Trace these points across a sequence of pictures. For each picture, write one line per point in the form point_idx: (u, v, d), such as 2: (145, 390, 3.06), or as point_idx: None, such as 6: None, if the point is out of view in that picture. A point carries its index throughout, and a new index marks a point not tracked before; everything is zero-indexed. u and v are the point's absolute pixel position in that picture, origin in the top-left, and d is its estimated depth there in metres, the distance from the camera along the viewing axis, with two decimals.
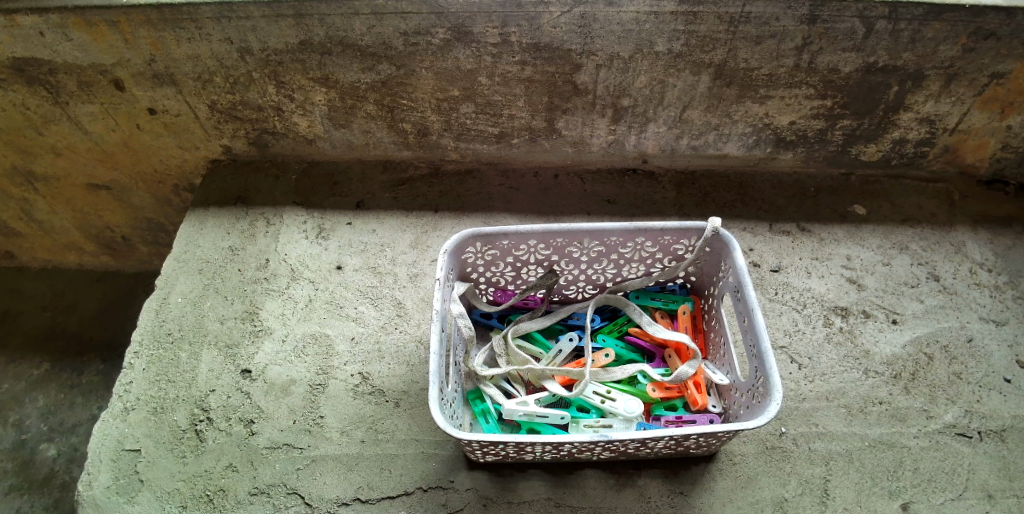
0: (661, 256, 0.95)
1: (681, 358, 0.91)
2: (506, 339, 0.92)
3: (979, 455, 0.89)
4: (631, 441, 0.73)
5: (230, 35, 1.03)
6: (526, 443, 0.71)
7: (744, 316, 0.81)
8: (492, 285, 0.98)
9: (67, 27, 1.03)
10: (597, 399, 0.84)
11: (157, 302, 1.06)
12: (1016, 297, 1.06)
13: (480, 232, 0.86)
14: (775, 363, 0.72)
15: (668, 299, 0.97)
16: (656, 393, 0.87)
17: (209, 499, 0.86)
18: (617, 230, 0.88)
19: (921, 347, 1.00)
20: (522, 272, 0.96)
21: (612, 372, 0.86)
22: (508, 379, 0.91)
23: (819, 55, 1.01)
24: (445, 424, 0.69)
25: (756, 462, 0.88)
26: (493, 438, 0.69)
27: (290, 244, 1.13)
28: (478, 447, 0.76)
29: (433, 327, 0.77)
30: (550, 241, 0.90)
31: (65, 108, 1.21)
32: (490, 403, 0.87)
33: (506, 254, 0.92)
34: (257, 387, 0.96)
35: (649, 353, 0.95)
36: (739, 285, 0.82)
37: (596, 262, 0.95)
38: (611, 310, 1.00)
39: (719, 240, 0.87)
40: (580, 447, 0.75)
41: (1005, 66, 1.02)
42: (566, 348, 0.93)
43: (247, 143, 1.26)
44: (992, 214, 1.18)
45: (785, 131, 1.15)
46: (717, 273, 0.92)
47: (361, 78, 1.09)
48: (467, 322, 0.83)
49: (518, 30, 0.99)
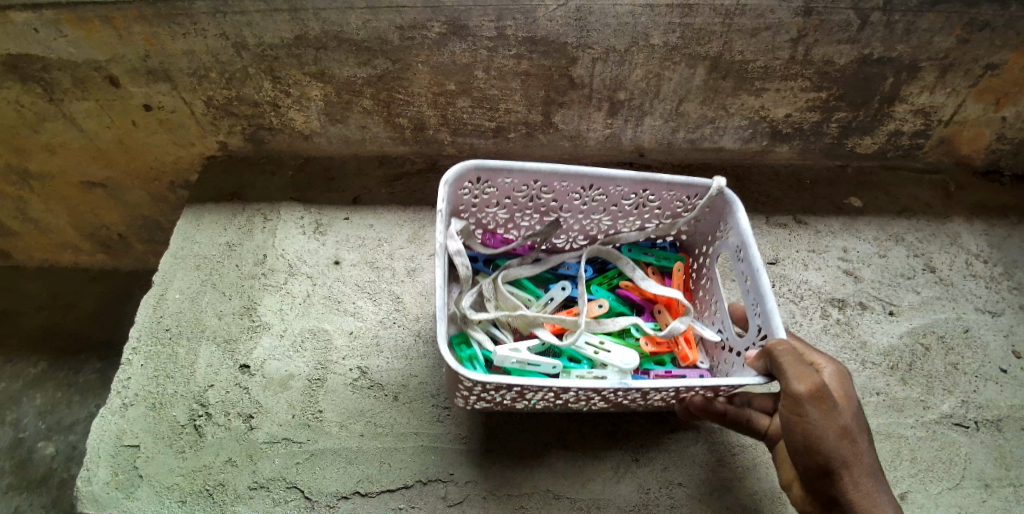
0: (660, 213, 0.95)
1: (671, 313, 0.93)
2: (495, 285, 0.91)
3: (976, 444, 0.90)
4: (633, 390, 0.72)
5: (226, 31, 1.03)
6: (531, 387, 0.70)
7: (745, 276, 0.82)
8: (483, 227, 0.97)
9: (62, 24, 1.02)
10: (591, 349, 0.85)
11: (155, 297, 1.06)
12: (1011, 287, 1.07)
13: (487, 166, 0.85)
14: (782, 324, 0.72)
15: (661, 255, 0.98)
16: (648, 347, 0.89)
17: (208, 494, 0.87)
18: (624, 180, 0.88)
19: (917, 337, 1.01)
20: (517, 217, 0.96)
21: (605, 324, 0.87)
22: (496, 325, 0.90)
23: (814, 47, 1.01)
24: (456, 363, 0.67)
25: (753, 453, 0.89)
26: (501, 382, 0.67)
27: (288, 239, 1.13)
28: (474, 392, 0.73)
29: (438, 261, 0.75)
30: (554, 184, 0.90)
31: (61, 105, 1.21)
32: (478, 349, 0.84)
33: (505, 194, 0.91)
34: (256, 381, 0.96)
35: (638, 307, 0.97)
36: (741, 245, 0.82)
37: (594, 212, 0.95)
38: (601, 263, 1.01)
39: (722, 200, 0.87)
40: (580, 394, 0.74)
41: (999, 57, 1.02)
42: (558, 296, 0.93)
43: (244, 139, 1.25)
44: (988, 205, 1.19)
45: (781, 124, 1.16)
46: (713, 233, 0.92)
47: (358, 73, 1.09)
48: (464, 262, 0.84)
49: (514, 24, 0.99)
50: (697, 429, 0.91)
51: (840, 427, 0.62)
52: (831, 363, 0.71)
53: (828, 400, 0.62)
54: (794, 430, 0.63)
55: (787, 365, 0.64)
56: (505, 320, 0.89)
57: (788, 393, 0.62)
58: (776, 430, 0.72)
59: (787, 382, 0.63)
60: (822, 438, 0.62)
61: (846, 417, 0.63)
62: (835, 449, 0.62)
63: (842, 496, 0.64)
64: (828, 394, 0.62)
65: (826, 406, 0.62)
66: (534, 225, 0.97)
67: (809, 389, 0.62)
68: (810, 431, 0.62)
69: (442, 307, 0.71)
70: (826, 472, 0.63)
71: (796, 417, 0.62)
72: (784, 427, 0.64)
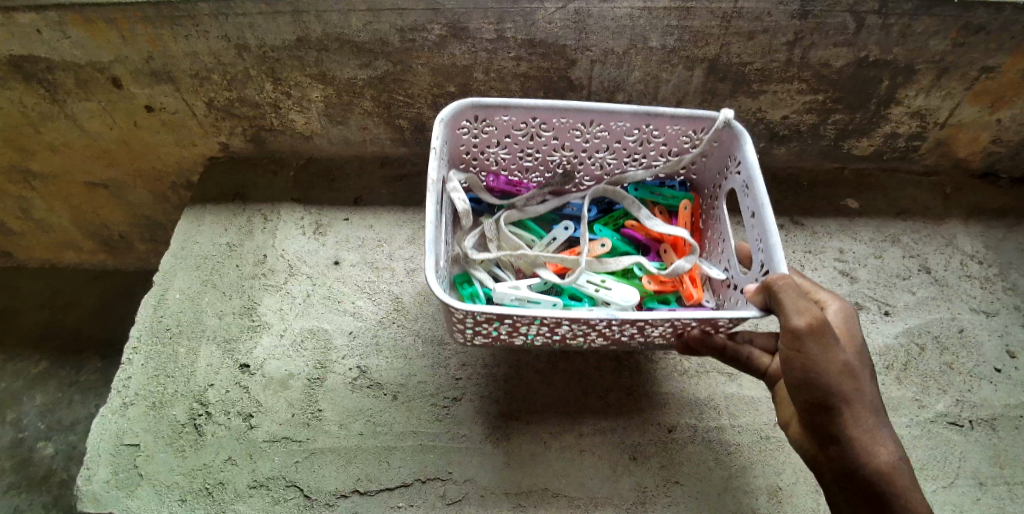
0: (667, 149, 0.94)
1: (676, 252, 0.94)
2: (498, 225, 0.94)
3: (970, 442, 0.92)
4: (628, 323, 0.71)
5: (228, 32, 1.03)
6: (523, 318, 0.69)
7: (752, 212, 0.81)
8: (487, 169, 0.98)
9: (65, 25, 1.03)
10: (592, 287, 0.88)
11: (155, 297, 1.06)
12: (1006, 288, 1.08)
13: (482, 103, 0.86)
14: (785, 257, 0.71)
15: (668, 195, 0.98)
16: (650, 285, 0.90)
17: (209, 493, 0.88)
18: (624, 113, 0.87)
19: (913, 337, 1.02)
20: (521, 157, 0.96)
21: (607, 263, 0.88)
22: (498, 265, 0.94)
23: (811, 50, 1.02)
24: (445, 297, 0.67)
25: (750, 451, 0.90)
26: (493, 310, 0.67)
27: (288, 240, 1.13)
28: (467, 326, 0.73)
29: (430, 195, 0.77)
30: (553, 120, 0.89)
31: (63, 105, 1.21)
32: (478, 286, 0.88)
33: (504, 132, 0.91)
34: (256, 381, 0.97)
35: (644, 247, 0.98)
36: (749, 179, 0.82)
37: (597, 150, 0.94)
38: (607, 203, 1.02)
39: (729, 134, 0.86)
40: (575, 329, 0.74)
41: (994, 60, 1.03)
42: (560, 236, 0.96)
43: (245, 140, 1.26)
44: (984, 208, 1.20)
45: (778, 126, 1.16)
46: (722, 171, 0.91)
47: (359, 74, 1.09)
48: (461, 197, 0.89)
49: (514, 27, 1.00)
50: (695, 428, 0.91)
51: (840, 363, 0.61)
52: (837, 301, 0.71)
53: (828, 334, 0.61)
54: (793, 366, 0.62)
55: (787, 299, 0.62)
56: (506, 259, 0.91)
57: (788, 327, 0.61)
58: (775, 370, 0.71)
59: (785, 317, 0.62)
60: (821, 373, 0.61)
61: (848, 354, 0.62)
62: (837, 384, 0.61)
63: (842, 436, 0.63)
64: (828, 328, 0.61)
65: (826, 340, 0.61)
66: (538, 165, 0.98)
67: (808, 322, 0.61)
68: (809, 365, 0.61)
69: (433, 242, 0.72)
70: (825, 410, 0.62)
71: (795, 351, 0.61)
72: (783, 362, 0.63)
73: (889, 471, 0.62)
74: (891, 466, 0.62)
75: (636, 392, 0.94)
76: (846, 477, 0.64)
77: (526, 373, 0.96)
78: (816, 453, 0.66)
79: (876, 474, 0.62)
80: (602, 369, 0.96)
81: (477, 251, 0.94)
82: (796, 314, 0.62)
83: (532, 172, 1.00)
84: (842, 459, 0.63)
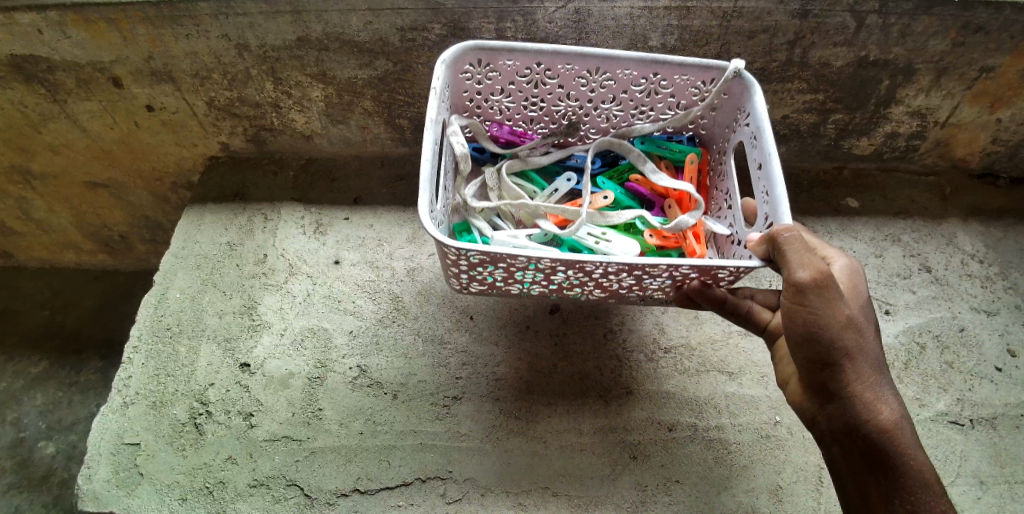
0: (675, 102, 0.93)
1: (681, 208, 0.94)
2: (499, 175, 0.95)
3: (971, 442, 0.92)
4: (625, 272, 0.71)
5: (227, 32, 1.04)
6: (519, 260, 0.69)
7: (758, 164, 0.80)
8: (492, 119, 0.99)
9: (66, 25, 1.03)
10: (591, 239, 0.87)
11: (156, 296, 1.07)
12: (1006, 287, 1.08)
13: (485, 46, 0.87)
14: (787, 208, 0.71)
15: (675, 149, 0.97)
16: (653, 240, 0.89)
17: (209, 492, 0.88)
18: (630, 60, 0.87)
19: (913, 336, 1.02)
20: (526, 106, 0.96)
21: (608, 217, 0.88)
22: (499, 215, 0.94)
23: (811, 50, 1.02)
24: (438, 235, 0.67)
25: (751, 450, 0.90)
26: (488, 249, 0.67)
27: (288, 239, 1.13)
28: (463, 270, 0.74)
29: (428, 134, 0.77)
30: (557, 67, 0.90)
31: (64, 105, 1.22)
32: (478, 236, 0.89)
33: (508, 79, 0.92)
34: (256, 380, 0.97)
35: (648, 202, 0.98)
36: (757, 130, 0.81)
37: (603, 100, 0.94)
38: (612, 157, 1.02)
39: (740, 85, 0.86)
40: (572, 276, 0.73)
41: (994, 60, 1.03)
42: (562, 188, 0.95)
43: (246, 140, 1.26)
44: (984, 207, 1.20)
45: (778, 125, 1.16)
46: (731, 124, 0.91)
47: (359, 74, 1.09)
48: (461, 139, 0.88)
49: (514, 26, 1.00)
50: (696, 428, 0.91)
51: (845, 317, 0.59)
52: (843, 257, 0.72)
53: (832, 289, 0.59)
54: (795, 321, 0.60)
55: (791, 252, 0.61)
56: (507, 209, 0.92)
57: (790, 281, 0.60)
58: (776, 326, 0.71)
59: (789, 271, 0.60)
60: (825, 328, 0.59)
61: (851, 308, 0.61)
62: (839, 339, 0.60)
63: (843, 393, 0.62)
64: (832, 283, 0.59)
65: (830, 294, 0.59)
66: (542, 115, 0.98)
67: (812, 275, 0.59)
68: (814, 321, 0.59)
69: (427, 182, 0.72)
70: (828, 366, 0.61)
71: (799, 307, 0.59)
72: (785, 319, 0.62)
73: (890, 427, 0.63)
74: (892, 423, 0.63)
75: (636, 391, 0.94)
76: (846, 435, 0.64)
77: (527, 374, 0.96)
78: (816, 413, 0.66)
79: (877, 431, 0.63)
80: (602, 368, 0.96)
81: (477, 201, 0.94)
82: (801, 268, 0.60)
83: (537, 123, 1.00)
84: (843, 417, 0.63)
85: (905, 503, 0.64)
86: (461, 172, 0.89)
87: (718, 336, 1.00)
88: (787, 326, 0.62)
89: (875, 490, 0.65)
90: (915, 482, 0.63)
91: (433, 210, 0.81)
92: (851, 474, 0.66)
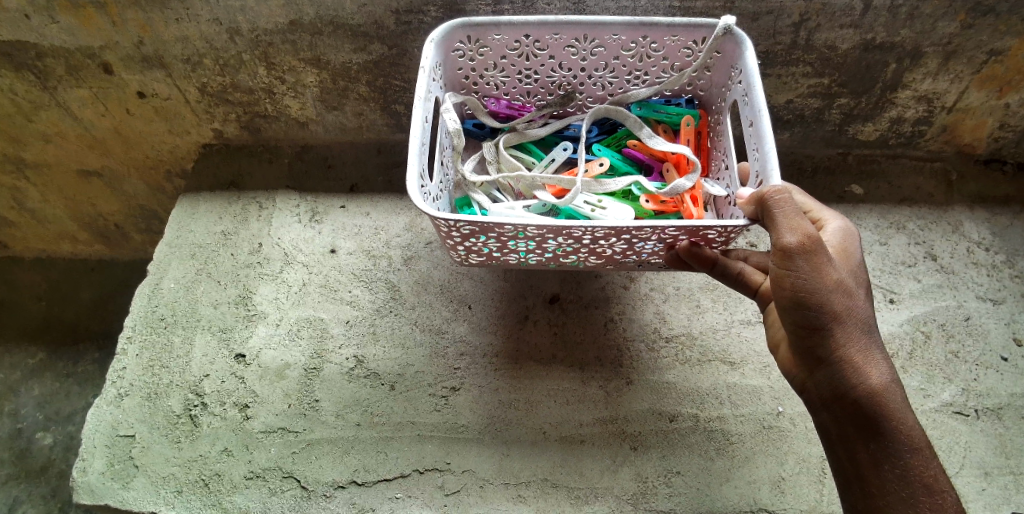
0: (668, 64, 0.92)
1: (679, 172, 0.91)
2: (497, 148, 0.93)
3: (976, 432, 0.91)
4: (614, 236, 0.69)
5: (219, 16, 1.01)
6: (506, 229, 0.68)
7: (750, 122, 0.79)
8: (488, 94, 0.97)
9: (54, 10, 1.01)
10: (587, 208, 0.84)
11: (150, 286, 1.05)
12: (1013, 276, 1.07)
13: (469, 23, 0.85)
14: (777, 166, 0.69)
15: (672, 112, 0.94)
16: (650, 206, 0.88)
17: (205, 484, 0.88)
18: (618, 25, 0.85)
19: (918, 325, 1.00)
20: (519, 79, 0.95)
21: (605, 184, 0.86)
22: (499, 189, 0.93)
23: (816, 32, 1.00)
24: (431, 211, 0.65)
25: (752, 442, 0.89)
26: (474, 218, 0.65)
27: (283, 228, 1.11)
28: (458, 242, 0.73)
29: (417, 114, 0.75)
30: (546, 38, 0.88)
31: (54, 93, 1.20)
32: (477, 209, 0.88)
33: (499, 53, 0.90)
34: (251, 371, 0.95)
35: (647, 168, 0.95)
36: (748, 87, 0.80)
37: (596, 68, 0.92)
38: (611, 124, 0.99)
39: (731, 42, 0.83)
40: (564, 243, 0.72)
41: (1004, 43, 1.00)
42: (559, 157, 0.94)
43: (239, 128, 1.23)
44: (991, 194, 1.17)
45: (782, 110, 1.14)
46: (727, 83, 0.88)
47: (353, 59, 1.07)
48: (455, 118, 0.84)
49: (512, 8, 0.98)
50: (696, 418, 0.90)
51: (832, 280, 0.58)
52: (838, 219, 0.70)
53: (820, 253, 0.57)
54: (782, 286, 0.58)
55: (780, 216, 0.59)
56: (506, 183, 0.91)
57: (777, 245, 0.58)
58: (765, 290, 0.71)
59: (775, 234, 0.59)
60: (813, 293, 0.58)
61: (840, 271, 0.59)
62: (827, 302, 0.58)
63: (831, 358, 0.61)
64: (819, 246, 0.58)
65: (817, 258, 0.57)
66: (538, 87, 0.96)
67: (800, 239, 0.57)
68: (800, 285, 0.57)
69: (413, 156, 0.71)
70: (816, 331, 0.60)
71: (785, 272, 0.58)
72: (773, 284, 0.60)
73: (880, 391, 0.61)
74: (882, 386, 0.61)
75: (636, 382, 0.93)
76: (836, 401, 0.63)
77: (525, 363, 0.95)
78: (806, 378, 0.65)
79: (867, 395, 0.61)
80: (602, 359, 0.95)
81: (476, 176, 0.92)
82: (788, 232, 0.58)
83: (535, 96, 0.98)
84: (830, 382, 0.62)
85: (893, 468, 0.61)
86: (455, 149, 0.85)
87: (719, 326, 0.98)
88: (775, 291, 0.60)
89: (864, 455, 0.63)
90: (907, 446, 0.61)
91: (427, 186, 0.79)
92: (843, 443, 0.64)
